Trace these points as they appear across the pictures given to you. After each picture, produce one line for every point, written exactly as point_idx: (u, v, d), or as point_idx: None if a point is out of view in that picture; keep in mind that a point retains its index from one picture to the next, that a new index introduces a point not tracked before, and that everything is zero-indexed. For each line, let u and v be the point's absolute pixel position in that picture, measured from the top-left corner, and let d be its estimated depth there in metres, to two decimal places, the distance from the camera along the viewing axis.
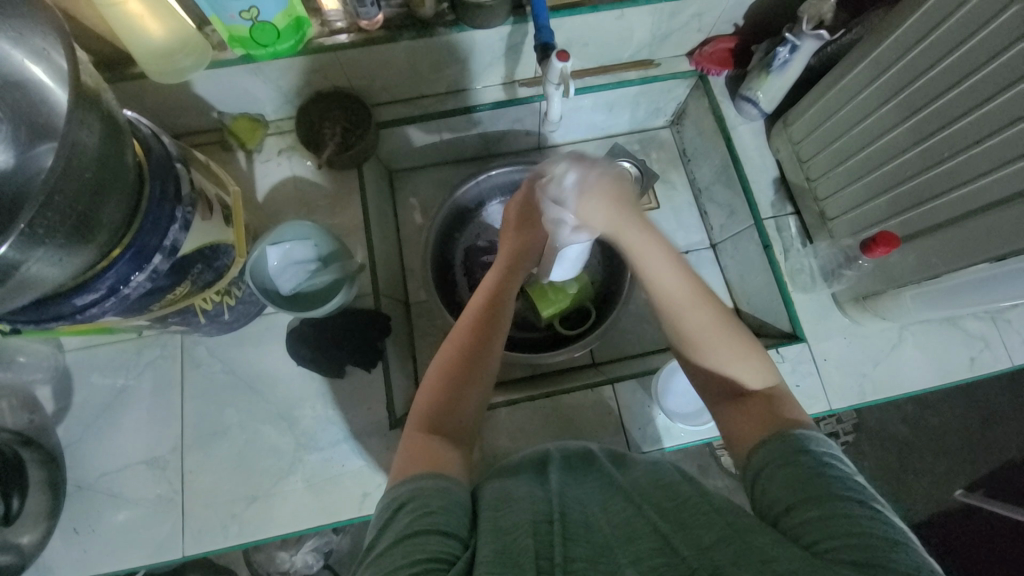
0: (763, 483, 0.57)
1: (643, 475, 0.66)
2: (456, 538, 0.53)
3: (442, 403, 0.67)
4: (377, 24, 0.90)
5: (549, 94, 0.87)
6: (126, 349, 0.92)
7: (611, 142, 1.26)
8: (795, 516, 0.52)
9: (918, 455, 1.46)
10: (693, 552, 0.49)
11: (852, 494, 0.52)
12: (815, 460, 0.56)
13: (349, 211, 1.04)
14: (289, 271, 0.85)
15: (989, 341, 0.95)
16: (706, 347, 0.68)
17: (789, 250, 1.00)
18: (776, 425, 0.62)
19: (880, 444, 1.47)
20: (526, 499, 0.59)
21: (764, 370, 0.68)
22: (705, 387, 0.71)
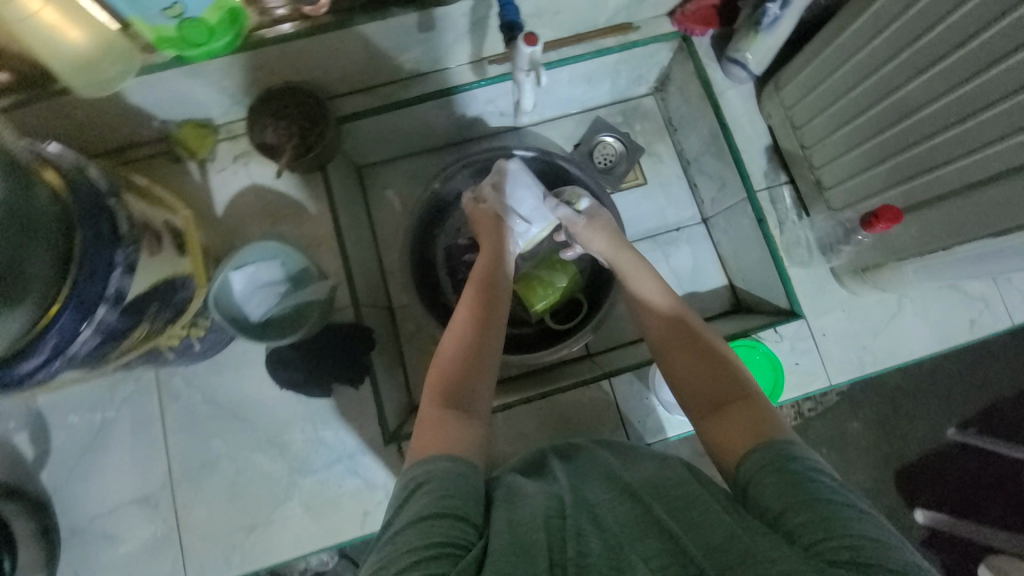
0: (755, 489, 0.54)
1: (648, 471, 0.62)
2: (472, 524, 0.52)
3: (455, 377, 0.67)
4: (322, 8, 0.81)
5: (520, 81, 0.83)
6: (99, 385, 0.87)
7: (593, 115, 1.17)
8: (790, 519, 0.50)
9: (914, 400, 1.43)
10: (700, 553, 0.47)
11: (840, 498, 0.51)
12: (802, 465, 0.54)
13: (318, 218, 0.97)
14: (258, 294, 0.80)
15: (989, 301, 0.93)
16: (675, 348, 0.71)
17: (784, 223, 0.96)
18: (759, 431, 0.59)
19: (876, 393, 1.43)
20: (538, 496, 0.57)
21: (742, 379, 0.66)
22: (684, 400, 0.68)
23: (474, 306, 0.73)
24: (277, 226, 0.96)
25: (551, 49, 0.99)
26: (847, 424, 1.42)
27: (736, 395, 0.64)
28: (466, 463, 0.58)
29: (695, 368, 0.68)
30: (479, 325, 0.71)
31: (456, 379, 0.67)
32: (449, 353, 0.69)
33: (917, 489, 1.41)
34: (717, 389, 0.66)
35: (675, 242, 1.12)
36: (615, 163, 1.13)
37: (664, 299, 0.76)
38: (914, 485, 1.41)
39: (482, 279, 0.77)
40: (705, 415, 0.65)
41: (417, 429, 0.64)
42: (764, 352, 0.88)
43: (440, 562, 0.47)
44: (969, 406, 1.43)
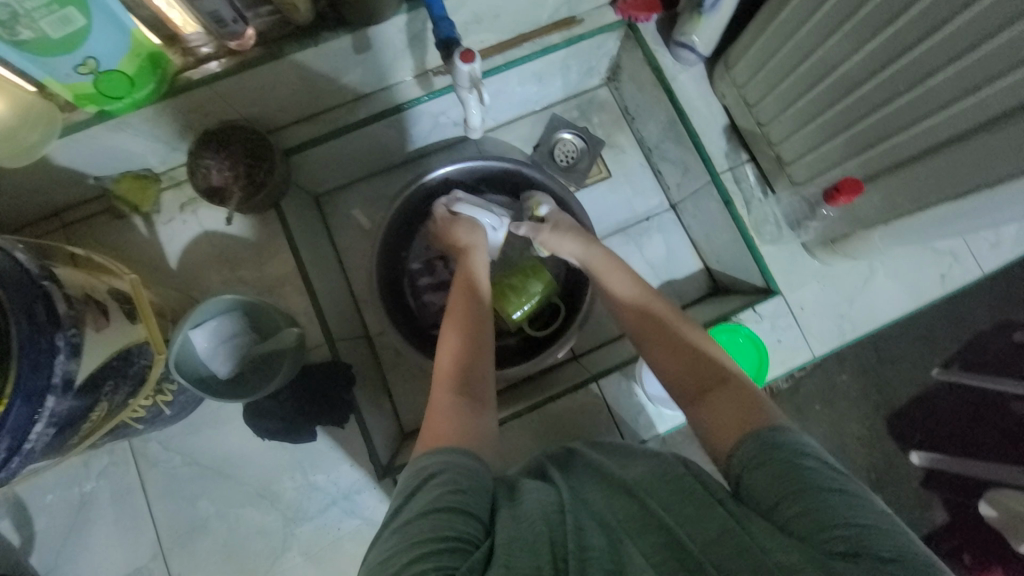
0: (748, 479, 0.52)
1: (641, 457, 0.61)
2: (480, 520, 0.51)
3: (457, 370, 0.68)
4: (250, 41, 0.77)
5: (463, 98, 0.81)
6: (71, 462, 0.83)
7: (549, 113, 1.14)
8: (783, 511, 0.48)
9: (897, 351, 1.46)
10: (695, 545, 0.47)
11: (832, 482, 0.49)
12: (794, 449, 0.52)
13: (278, 257, 0.93)
14: (221, 351, 0.76)
15: (958, 254, 0.94)
16: (655, 336, 0.71)
17: (751, 201, 0.95)
18: (747, 411, 0.58)
19: (859, 345, 1.46)
20: (539, 489, 0.56)
21: (724, 362, 0.66)
22: (670, 388, 0.67)
23: (466, 308, 0.76)
24: (236, 271, 0.92)
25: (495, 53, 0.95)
26: (837, 374, 1.45)
27: (721, 377, 0.63)
28: (475, 457, 0.57)
29: (675, 356, 0.68)
30: (473, 325, 0.73)
31: (456, 374, 0.68)
32: (447, 351, 0.71)
33: (911, 431, 1.44)
34: (702, 374, 0.65)
35: (646, 232, 1.11)
36: (577, 158, 1.12)
37: (637, 290, 0.76)
38: (907, 428, 1.44)
39: (468, 280, 0.81)
40: (692, 401, 0.64)
41: (425, 423, 0.63)
42: (746, 334, 0.88)
43: (448, 555, 0.46)
44: (950, 344, 1.46)
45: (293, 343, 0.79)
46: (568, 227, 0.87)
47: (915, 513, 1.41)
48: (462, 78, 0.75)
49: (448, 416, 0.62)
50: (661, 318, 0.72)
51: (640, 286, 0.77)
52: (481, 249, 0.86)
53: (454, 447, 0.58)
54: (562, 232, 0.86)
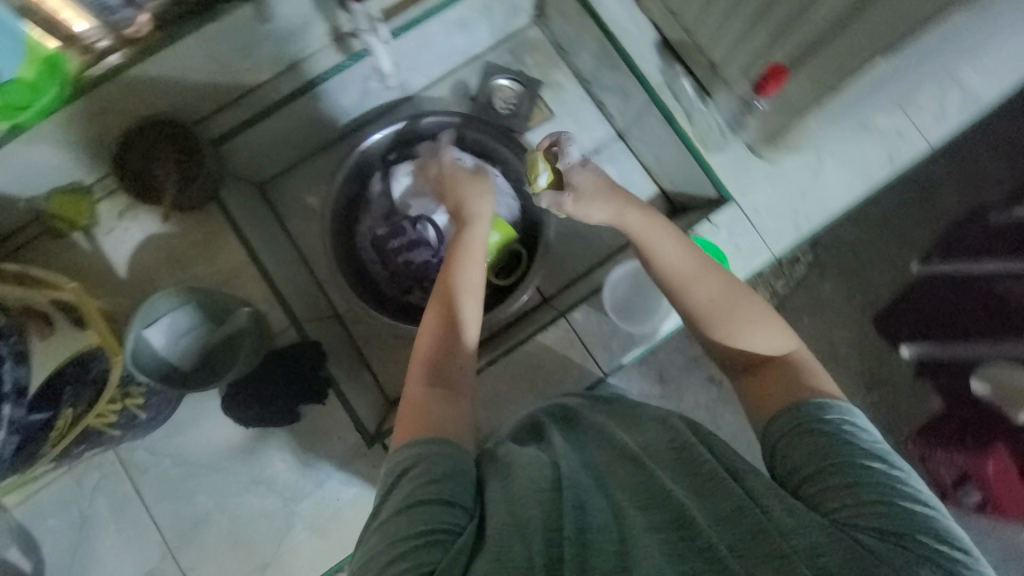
0: (784, 450, 0.56)
1: (652, 428, 0.64)
2: (463, 506, 0.53)
3: (432, 356, 0.67)
4: (146, 26, 0.75)
5: (370, 44, 0.88)
6: (64, 482, 0.84)
7: (482, 63, 1.11)
8: (817, 485, 0.52)
9: (874, 248, 1.44)
10: (710, 525, 0.48)
11: (875, 463, 0.52)
12: (839, 428, 0.55)
13: (229, 250, 0.92)
14: (183, 341, 0.80)
15: (902, 132, 0.94)
16: (724, 313, 0.67)
17: (692, 113, 0.95)
18: (803, 389, 0.60)
19: (837, 251, 1.45)
20: (530, 466, 0.57)
21: (781, 334, 0.66)
22: (720, 358, 0.69)
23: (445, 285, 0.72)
24: (188, 270, 0.90)
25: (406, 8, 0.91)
26: (818, 284, 1.44)
27: (779, 353, 0.65)
28: (454, 444, 0.58)
29: (743, 336, 0.66)
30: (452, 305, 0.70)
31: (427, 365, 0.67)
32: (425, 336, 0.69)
33: (899, 325, 1.42)
34: (761, 350, 0.65)
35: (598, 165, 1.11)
36: (518, 104, 1.10)
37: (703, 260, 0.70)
38: (895, 324, 1.43)
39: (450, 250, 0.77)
40: (746, 373, 0.66)
41: (401, 410, 0.64)
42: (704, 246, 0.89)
43: (427, 551, 0.49)
44: (925, 236, 1.45)
45: (248, 322, 0.82)
46: (587, 185, 0.75)
47: (913, 403, 1.41)
48: (360, 19, 0.85)
49: (422, 404, 0.62)
50: (721, 288, 0.68)
51: (687, 250, 0.71)
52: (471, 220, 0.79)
53: (432, 438, 0.58)
54: (586, 199, 0.74)
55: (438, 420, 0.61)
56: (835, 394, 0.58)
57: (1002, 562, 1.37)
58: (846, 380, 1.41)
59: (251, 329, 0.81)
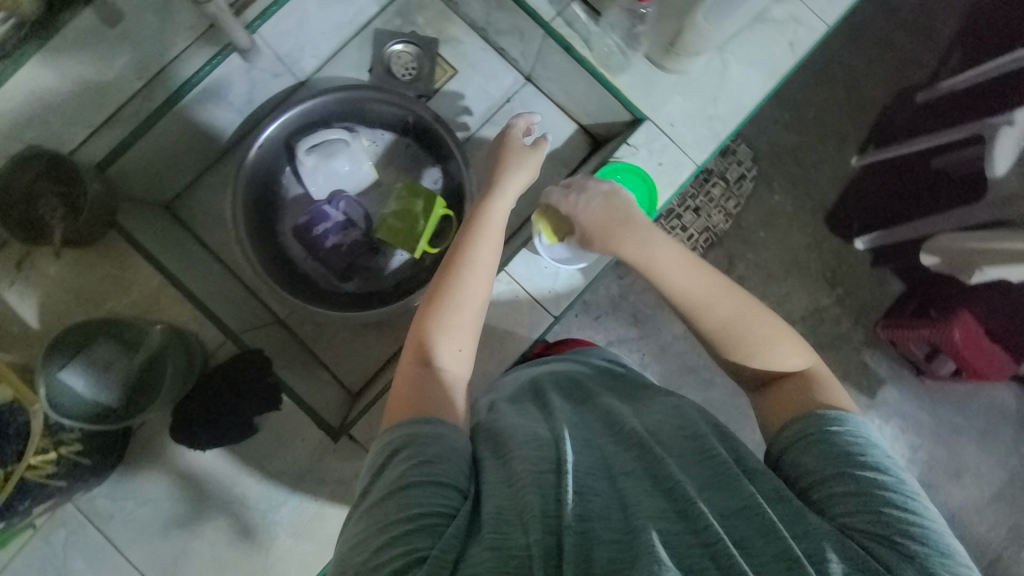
0: (793, 456, 0.54)
1: (662, 412, 0.62)
2: (456, 487, 0.51)
3: (424, 335, 0.64)
4: None
5: (227, 25, 0.80)
6: (29, 551, 0.81)
7: (370, 31, 1.04)
8: (825, 490, 0.50)
9: (813, 146, 1.44)
10: (716, 521, 0.47)
11: (885, 475, 0.50)
12: (848, 439, 0.53)
13: (139, 276, 0.84)
14: (103, 381, 0.78)
15: (799, 18, 0.93)
16: (736, 332, 0.64)
17: (588, 38, 0.92)
18: (821, 403, 0.57)
19: (779, 160, 1.44)
20: (528, 444, 0.55)
21: (798, 350, 0.63)
22: (735, 375, 0.67)
23: (452, 260, 0.69)
24: (102, 306, 0.84)
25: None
26: (768, 196, 1.43)
27: (796, 368, 0.62)
28: (446, 424, 0.56)
29: (756, 358, 0.63)
30: (454, 280, 0.67)
31: (423, 344, 0.64)
32: (423, 311, 0.66)
33: (848, 220, 1.43)
34: (773, 367, 0.63)
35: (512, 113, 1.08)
36: (418, 67, 1.05)
37: (713, 286, 0.65)
38: (847, 217, 1.44)
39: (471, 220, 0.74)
40: (760, 390, 0.64)
41: (393, 388, 0.62)
42: (624, 169, 0.88)
43: (418, 535, 0.46)
44: (859, 128, 1.45)
45: (165, 338, 0.81)
46: (593, 218, 0.71)
47: (874, 293, 1.43)
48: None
49: (410, 384, 0.60)
50: (736, 306, 0.64)
51: (690, 264, 0.66)
52: (502, 188, 0.77)
53: (426, 418, 0.56)
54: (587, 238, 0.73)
55: (429, 397, 0.59)
56: (849, 409, 0.56)
57: (982, 420, 1.43)
58: (809, 283, 1.43)
59: (171, 343, 0.80)
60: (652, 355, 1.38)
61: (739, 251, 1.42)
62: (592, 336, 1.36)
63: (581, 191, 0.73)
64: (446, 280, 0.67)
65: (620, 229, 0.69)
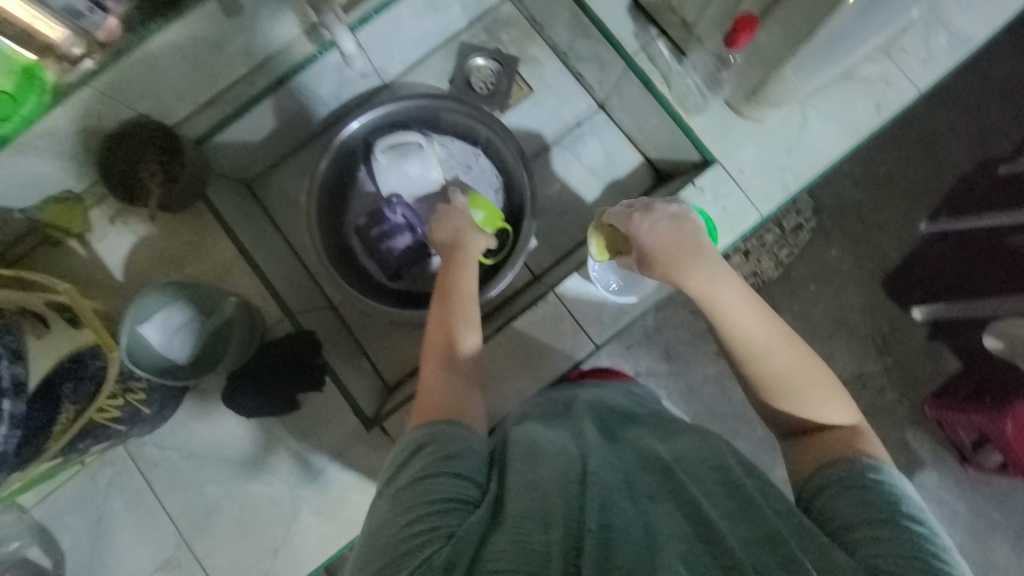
0: (827, 500, 0.54)
1: (685, 443, 0.60)
2: (475, 481, 0.54)
3: (445, 348, 0.69)
4: (116, 31, 0.74)
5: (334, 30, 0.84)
6: (79, 482, 0.87)
7: (456, 43, 1.10)
8: (856, 534, 0.50)
9: (879, 206, 1.39)
10: (738, 545, 0.45)
11: (920, 527, 0.49)
12: (879, 484, 0.53)
13: (217, 245, 0.93)
14: (177, 337, 0.83)
15: (889, 78, 0.91)
16: (792, 385, 0.62)
17: (670, 77, 0.93)
18: (861, 453, 0.57)
19: (841, 216, 1.39)
20: (559, 457, 0.56)
21: (845, 408, 0.62)
22: (770, 418, 0.66)
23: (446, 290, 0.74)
24: (178, 268, 0.92)
25: (363, 1, 0.89)
26: (825, 249, 1.38)
27: (840, 424, 0.61)
28: (468, 427, 0.60)
29: (807, 411, 0.62)
30: (460, 306, 0.72)
31: (446, 349, 0.69)
32: (436, 327, 0.71)
33: (908, 287, 1.37)
34: (821, 418, 0.61)
35: (580, 138, 1.10)
36: (496, 83, 1.09)
37: (773, 337, 0.63)
38: (907, 284, 1.37)
39: (453, 252, 0.80)
40: (797, 437, 0.63)
41: (417, 395, 0.66)
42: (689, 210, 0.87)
43: (444, 516, 0.49)
44: (932, 195, 1.39)
45: (235, 309, 0.85)
46: (663, 239, 0.69)
47: (926, 367, 1.36)
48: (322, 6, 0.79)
49: (436, 389, 0.64)
50: (795, 355, 0.63)
51: (756, 306, 0.65)
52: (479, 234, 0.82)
53: (452, 420, 0.60)
54: (647, 262, 0.71)
55: (446, 397, 0.63)
56: (886, 463, 0.56)
57: None
58: (856, 346, 1.37)
59: (240, 318, 0.85)
60: (679, 394, 1.35)
61: (785, 301, 1.38)
62: (622, 366, 1.35)
63: (652, 214, 0.72)
64: (451, 302, 0.72)
65: (686, 255, 0.68)
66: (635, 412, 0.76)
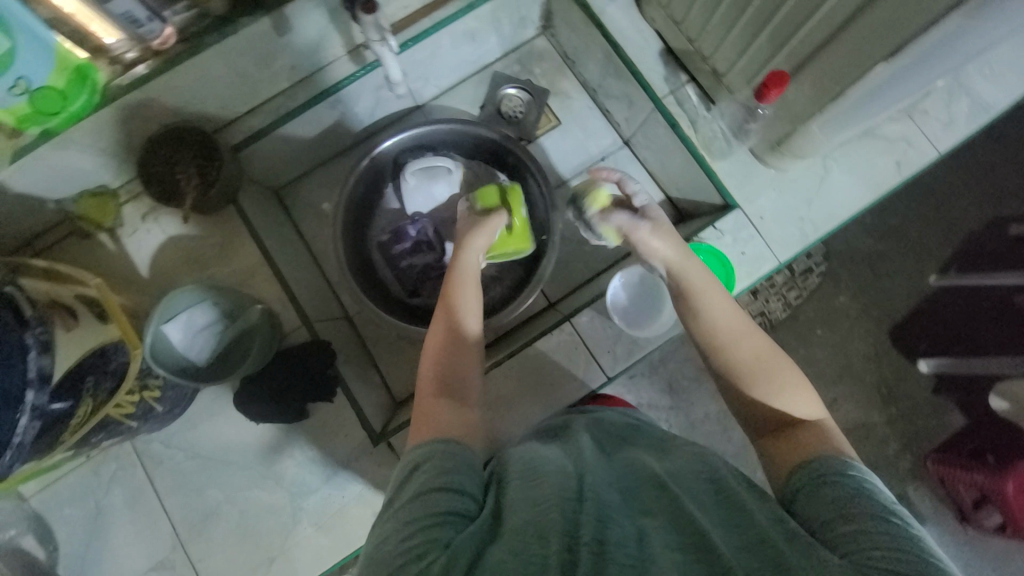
0: (805, 500, 0.53)
1: (682, 457, 0.59)
2: (473, 496, 0.53)
3: (440, 368, 0.66)
4: (170, 39, 0.76)
5: (380, 54, 0.89)
6: (81, 474, 0.87)
7: (490, 72, 1.13)
8: (835, 530, 0.48)
9: (889, 257, 1.39)
10: (730, 550, 0.44)
11: (893, 516, 0.48)
12: (856, 481, 0.52)
13: (244, 250, 0.96)
14: (199, 338, 0.84)
15: (910, 138, 0.93)
16: (765, 374, 0.64)
17: (696, 120, 0.97)
18: (835, 451, 0.56)
19: (851, 265, 1.40)
20: (556, 472, 0.52)
21: (811, 403, 0.63)
22: (744, 418, 0.66)
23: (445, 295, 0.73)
24: (204, 270, 0.95)
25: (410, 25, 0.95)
26: (834, 297, 1.39)
27: (807, 418, 0.61)
28: (463, 446, 0.58)
29: (780, 405, 0.63)
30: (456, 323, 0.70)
31: (442, 368, 0.67)
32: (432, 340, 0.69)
33: (916, 340, 1.37)
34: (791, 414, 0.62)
35: None
36: (526, 112, 1.12)
37: (746, 326, 0.66)
38: (915, 337, 1.37)
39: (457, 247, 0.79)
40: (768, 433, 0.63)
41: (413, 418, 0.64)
42: (706, 250, 0.89)
43: (441, 529, 0.48)
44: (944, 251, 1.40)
45: (261, 318, 0.87)
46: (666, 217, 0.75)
47: (931, 423, 1.35)
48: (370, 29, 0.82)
49: (432, 410, 0.62)
50: (763, 347, 0.65)
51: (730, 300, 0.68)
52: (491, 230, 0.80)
53: (446, 440, 0.57)
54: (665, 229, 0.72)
55: (446, 421, 0.61)
56: (852, 459, 0.55)
57: None
58: (862, 395, 1.36)
59: (262, 325, 0.86)
60: (680, 429, 1.34)
61: (792, 345, 1.38)
62: (625, 397, 1.35)
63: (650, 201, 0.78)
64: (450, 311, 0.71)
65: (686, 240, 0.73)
66: (641, 425, 0.75)
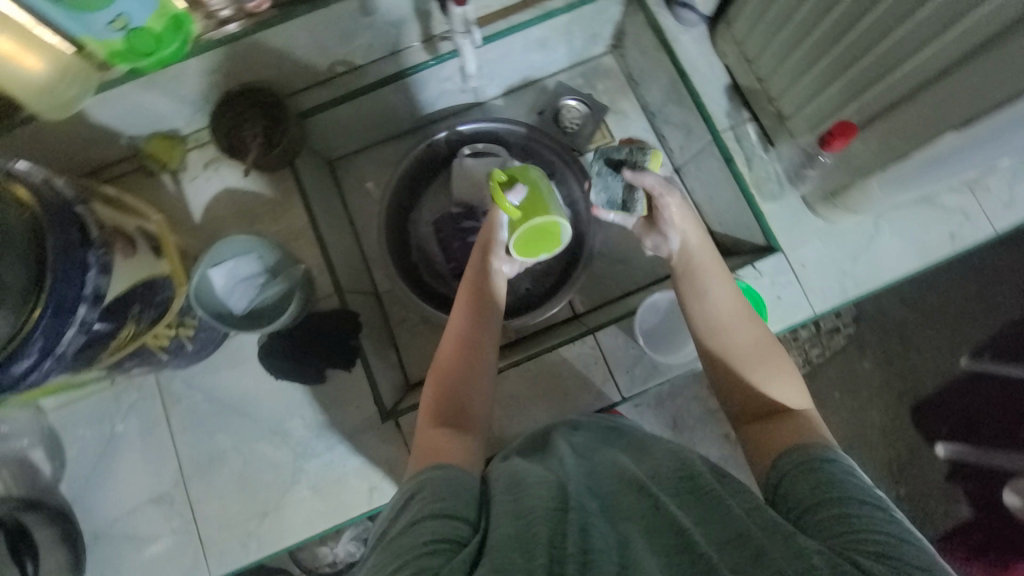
0: (787, 489, 0.52)
1: (660, 455, 0.59)
2: (468, 522, 0.49)
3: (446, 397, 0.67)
4: (264, 4, 0.79)
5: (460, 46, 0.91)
6: (103, 398, 0.91)
7: (554, 82, 1.16)
8: (816, 517, 0.48)
9: (921, 329, 1.36)
10: (712, 547, 0.43)
11: (868, 496, 0.48)
12: (834, 466, 0.52)
13: (294, 211, 1.00)
14: (238, 288, 0.87)
15: (968, 212, 0.91)
16: (754, 360, 0.65)
17: (752, 159, 0.96)
18: (817, 438, 0.56)
19: (882, 330, 1.37)
20: (539, 483, 0.52)
21: (800, 392, 0.64)
22: (731, 406, 0.66)
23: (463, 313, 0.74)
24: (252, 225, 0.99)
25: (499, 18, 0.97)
26: (858, 360, 1.36)
27: (795, 406, 0.62)
28: (461, 470, 0.57)
29: (769, 394, 0.63)
30: (469, 344, 0.71)
31: (449, 396, 0.67)
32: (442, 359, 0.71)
33: (938, 419, 1.32)
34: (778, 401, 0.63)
35: None
36: (582, 125, 1.14)
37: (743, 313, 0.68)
38: (937, 417, 1.32)
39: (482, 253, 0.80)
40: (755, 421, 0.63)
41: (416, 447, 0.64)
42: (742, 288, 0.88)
43: (432, 556, 0.45)
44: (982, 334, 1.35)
45: (299, 280, 0.90)
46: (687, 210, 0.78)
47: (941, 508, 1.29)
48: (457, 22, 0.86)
49: (434, 438, 0.62)
50: (755, 335, 0.67)
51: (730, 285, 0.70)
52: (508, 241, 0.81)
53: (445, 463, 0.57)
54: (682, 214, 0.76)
55: (447, 448, 0.61)
56: (832, 443, 0.55)
57: None
58: (874, 465, 1.32)
59: (299, 287, 0.89)
60: None
61: None
62: None
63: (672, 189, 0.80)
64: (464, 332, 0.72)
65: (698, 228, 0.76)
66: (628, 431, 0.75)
